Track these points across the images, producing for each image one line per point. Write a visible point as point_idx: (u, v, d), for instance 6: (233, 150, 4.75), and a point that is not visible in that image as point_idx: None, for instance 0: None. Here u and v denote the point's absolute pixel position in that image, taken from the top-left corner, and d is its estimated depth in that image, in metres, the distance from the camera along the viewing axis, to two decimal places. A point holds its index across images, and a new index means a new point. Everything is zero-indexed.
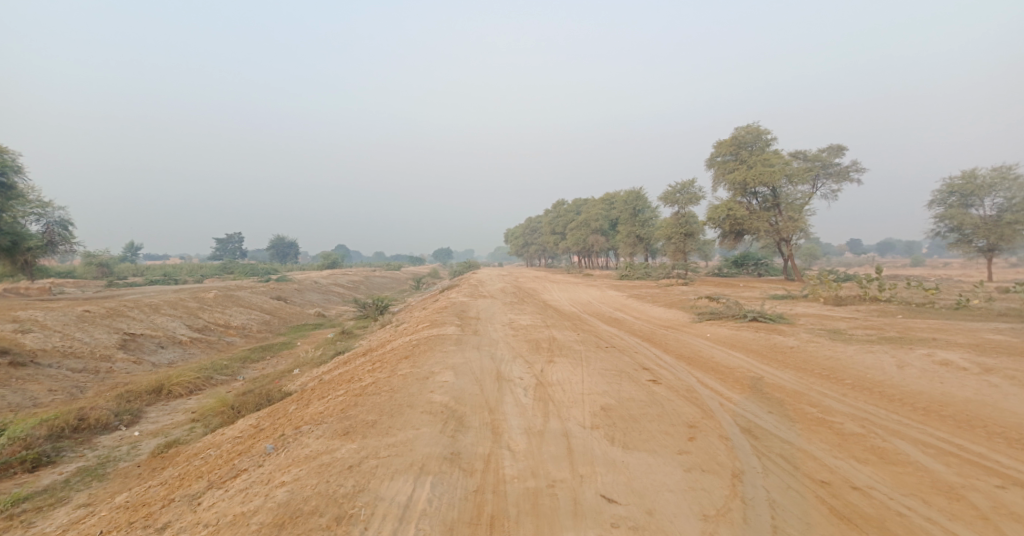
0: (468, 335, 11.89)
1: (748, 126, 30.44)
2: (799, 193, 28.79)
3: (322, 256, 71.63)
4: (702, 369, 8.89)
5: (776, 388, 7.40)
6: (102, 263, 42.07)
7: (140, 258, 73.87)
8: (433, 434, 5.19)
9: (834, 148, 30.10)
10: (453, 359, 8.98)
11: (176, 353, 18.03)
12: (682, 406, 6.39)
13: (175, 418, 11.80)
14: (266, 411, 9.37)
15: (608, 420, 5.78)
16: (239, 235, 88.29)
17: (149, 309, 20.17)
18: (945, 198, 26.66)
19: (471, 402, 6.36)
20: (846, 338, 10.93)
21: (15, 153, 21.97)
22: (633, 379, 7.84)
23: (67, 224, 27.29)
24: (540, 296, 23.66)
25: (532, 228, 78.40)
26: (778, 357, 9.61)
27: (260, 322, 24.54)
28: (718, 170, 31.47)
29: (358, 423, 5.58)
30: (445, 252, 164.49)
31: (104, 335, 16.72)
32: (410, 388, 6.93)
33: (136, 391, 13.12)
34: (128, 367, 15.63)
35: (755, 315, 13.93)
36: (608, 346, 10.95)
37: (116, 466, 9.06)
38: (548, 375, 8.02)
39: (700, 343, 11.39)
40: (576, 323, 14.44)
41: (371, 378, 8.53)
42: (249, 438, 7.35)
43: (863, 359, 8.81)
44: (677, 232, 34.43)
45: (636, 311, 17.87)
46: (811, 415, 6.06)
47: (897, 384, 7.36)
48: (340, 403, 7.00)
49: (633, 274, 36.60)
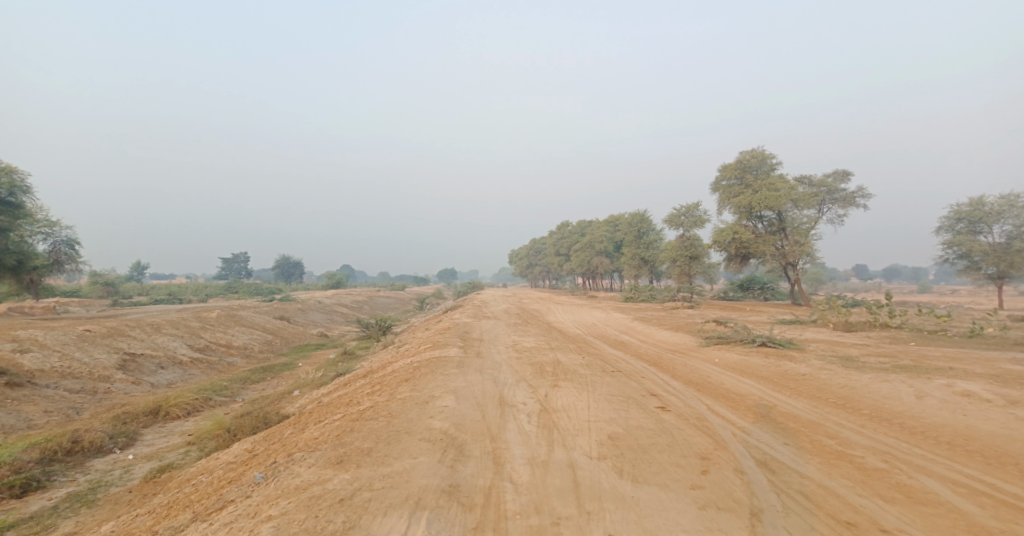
0: (471, 357, 11.63)
1: (753, 150, 30.51)
2: (805, 217, 28.60)
3: (327, 276, 71.75)
4: (712, 395, 8.59)
5: (791, 417, 7.09)
6: (107, 282, 42.20)
7: (146, 276, 74.30)
8: (431, 463, 4.94)
9: (840, 174, 30.06)
10: (454, 383, 8.71)
11: (176, 374, 17.81)
12: (693, 435, 6.10)
13: (171, 440, 11.53)
14: (263, 435, 9.12)
15: (616, 451, 5.50)
16: (244, 254, 88.75)
17: (151, 328, 20.04)
18: (952, 225, 26.40)
19: (472, 429, 6.10)
20: (859, 366, 10.60)
21: (26, 173, 22.21)
22: (641, 406, 7.55)
23: (73, 243, 27.40)
24: (544, 318, 23.40)
25: (536, 250, 78.37)
26: (791, 385, 9.29)
27: (262, 342, 24.33)
28: (724, 194, 31.42)
29: (353, 451, 5.34)
30: (448, 274, 164.40)
31: (103, 355, 16.55)
32: (409, 414, 6.67)
33: (133, 413, 12.88)
34: (126, 388, 15.42)
35: (764, 340, 13.61)
36: (614, 371, 10.66)
37: (106, 491, 8.79)
38: (553, 401, 7.74)
39: (709, 369, 11.06)
40: (581, 346, 14.16)
41: (370, 402, 8.27)
42: (241, 464, 7.10)
43: (879, 388, 8.48)
44: (683, 255, 34.22)
45: (642, 334, 17.56)
46: (829, 448, 5.75)
47: (917, 415, 7.03)
48: (336, 428, 6.74)
49: (638, 297, 36.28)
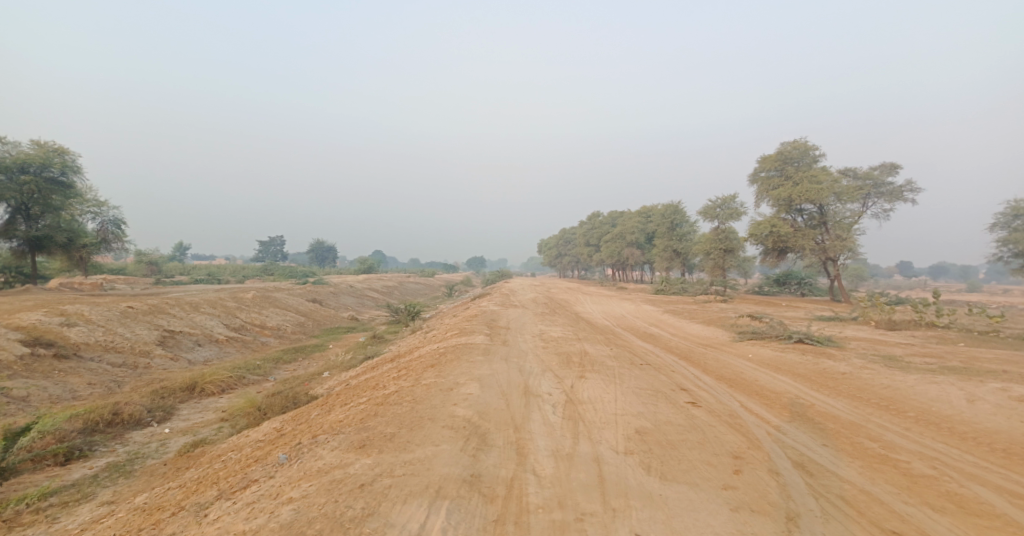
0: (496, 345, 11.56)
1: (795, 141, 29.24)
2: (848, 211, 27.29)
3: (358, 261, 73.22)
4: (745, 392, 8.27)
5: (830, 418, 6.73)
6: (152, 262, 44.02)
7: (188, 257, 77.47)
8: (453, 451, 4.87)
9: (887, 166, 28.53)
10: (479, 370, 8.65)
11: (213, 352, 18.44)
12: (725, 433, 5.84)
13: (205, 416, 11.94)
14: (290, 415, 9.30)
15: (644, 446, 5.31)
16: (281, 238, 91.24)
17: (190, 307, 20.78)
18: (1009, 221, 24.73)
19: (496, 418, 6.00)
20: (904, 366, 10.03)
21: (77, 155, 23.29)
22: (670, 401, 7.31)
23: (120, 223, 28.62)
24: (572, 308, 23.15)
25: (566, 239, 77.75)
26: (829, 383, 8.85)
27: (295, 324, 24.93)
28: (762, 186, 30.29)
29: (376, 436, 5.32)
30: (477, 262, 165.22)
31: (145, 331, 17.25)
32: (433, 400, 6.63)
33: (171, 388, 13.39)
34: (165, 364, 16.05)
35: (801, 337, 13.06)
36: (642, 364, 10.40)
37: (143, 463, 9.15)
38: (578, 392, 7.58)
39: (742, 365, 10.66)
40: (609, 337, 13.92)
41: (395, 387, 8.30)
42: (269, 443, 7.24)
43: (926, 390, 7.97)
44: (716, 247, 33.27)
45: (672, 327, 17.16)
46: (873, 451, 5.40)
47: (969, 420, 6.56)
48: (360, 412, 6.78)
49: (668, 289, 35.54)
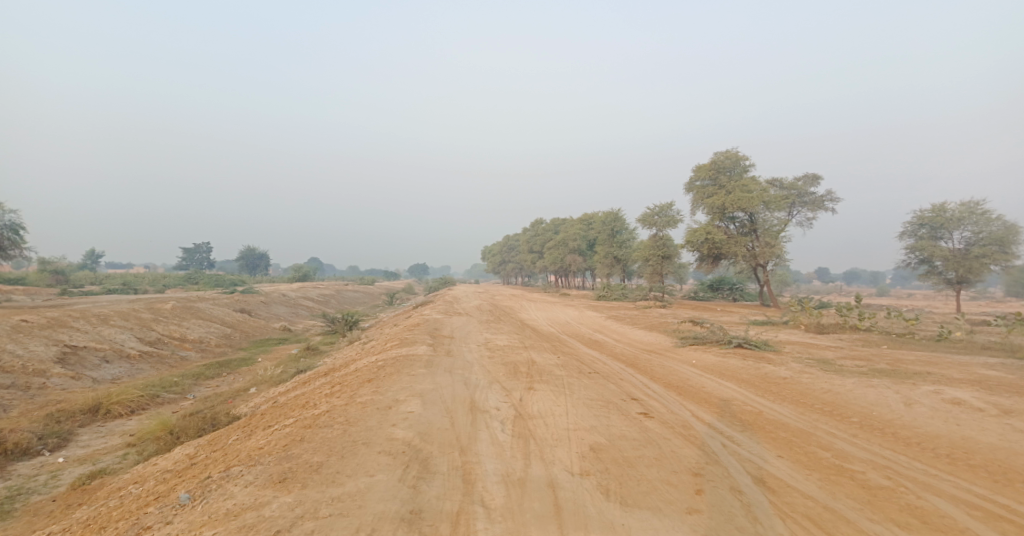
0: (440, 356, 10.95)
1: (728, 151, 30.65)
2: (776, 219, 28.84)
3: (294, 268, 69.56)
4: (694, 400, 8.17)
5: (780, 426, 6.71)
6: (56, 270, 39.53)
7: (100, 265, 70.60)
8: (389, 482, 4.28)
9: (810, 178, 30.54)
10: (422, 385, 8.01)
11: (122, 369, 16.48)
12: (681, 447, 5.61)
13: (109, 442, 10.48)
14: (209, 438, 8.26)
15: (600, 465, 4.95)
16: (207, 244, 85.19)
17: (97, 320, 18.57)
18: (915, 230, 27.05)
19: (440, 439, 5.43)
20: (838, 369, 10.41)
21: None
22: (622, 412, 7.05)
23: (18, 228, 25.28)
24: (517, 315, 22.81)
25: (509, 246, 77.64)
26: (773, 389, 8.97)
27: (220, 336, 22.95)
28: (697, 194, 31.49)
29: (300, 467, 4.60)
30: (420, 269, 162.58)
31: (41, 347, 15.14)
32: (368, 421, 5.95)
33: (69, 410, 11.71)
34: (65, 383, 14.10)
35: (741, 341, 13.37)
36: (591, 372, 10.15)
37: (25, 500, 7.77)
38: (528, 405, 7.14)
39: (688, 371, 10.65)
40: (556, 344, 13.67)
41: (327, 406, 7.49)
42: (174, 476, 6.25)
43: (864, 394, 8.22)
44: (655, 254, 34.18)
45: (616, 333, 17.20)
46: (827, 462, 5.34)
47: (910, 424, 6.74)
48: (284, 436, 5.97)
49: (610, 295, 36.09)
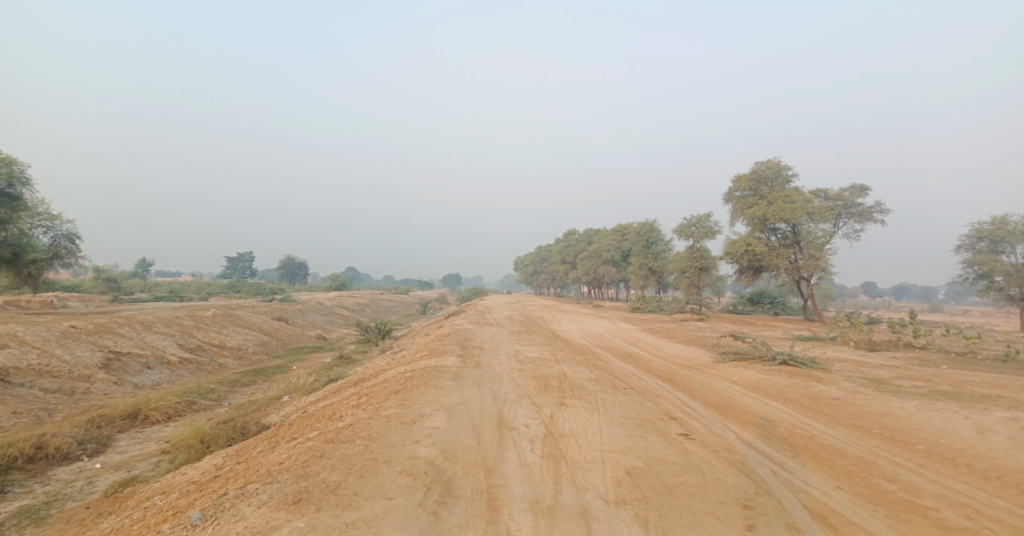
0: (469, 367, 10.70)
1: (769, 161, 29.53)
2: (821, 231, 27.46)
3: (330, 278, 71.24)
4: (738, 421, 7.59)
5: (836, 452, 6.09)
6: (110, 278, 41.54)
7: (151, 273, 74.35)
8: (408, 507, 4.01)
9: (857, 188, 29.05)
10: (448, 398, 7.76)
11: (163, 375, 16.96)
12: (727, 474, 5.12)
13: (145, 448, 10.67)
14: (236, 449, 8.24)
15: (637, 493, 4.53)
16: (250, 253, 88.50)
17: (141, 327, 19.25)
18: (973, 243, 25.22)
19: (464, 459, 5.13)
20: (895, 390, 9.58)
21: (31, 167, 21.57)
22: (660, 433, 6.57)
23: (74, 237, 26.66)
24: (549, 326, 22.41)
25: (541, 257, 77.34)
26: (824, 410, 8.27)
27: (257, 344, 23.46)
28: (737, 205, 30.44)
29: (316, 487, 4.40)
30: (453, 279, 164.06)
31: (87, 353, 15.75)
32: (391, 437, 5.71)
33: (109, 415, 12.04)
34: (107, 389, 14.57)
35: (786, 358, 12.56)
36: (625, 388, 9.66)
37: (60, 506, 7.90)
38: (559, 423, 6.76)
39: (729, 389, 10.02)
40: (588, 357, 13.20)
41: (352, 418, 7.33)
42: (196, 489, 6.19)
43: (929, 418, 7.46)
44: (691, 266, 33.15)
45: (651, 347, 16.59)
46: (894, 496, 4.74)
47: (985, 455, 6.01)
48: (306, 451, 5.79)
49: (644, 307, 35.20)
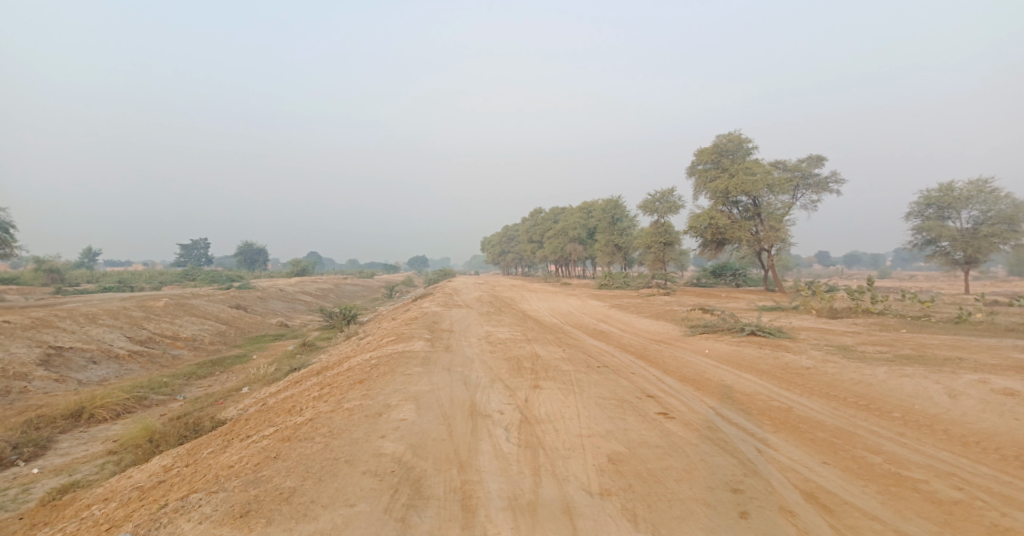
0: (438, 352, 10.26)
1: (731, 134, 29.77)
2: (780, 202, 28.01)
3: (292, 263, 68.83)
4: (715, 396, 7.46)
5: (816, 425, 6.00)
6: (51, 268, 38.69)
7: (96, 264, 70.03)
8: (373, 515, 3.60)
9: (814, 158, 29.71)
10: (417, 386, 7.31)
11: (110, 370, 15.79)
12: (712, 455, 4.90)
13: (90, 449, 9.82)
14: (188, 448, 7.59)
15: (622, 481, 4.25)
16: (205, 240, 84.49)
17: (84, 319, 17.88)
18: (922, 210, 26.23)
19: (435, 453, 4.73)
20: (862, 356, 9.73)
21: None
22: (639, 413, 6.33)
23: (7, 226, 24.42)
24: (518, 306, 22.13)
25: (508, 236, 76.91)
26: (797, 380, 8.26)
27: (214, 333, 22.26)
28: (700, 178, 30.67)
29: (267, 495, 3.91)
30: (419, 262, 161.93)
31: (23, 349, 14.45)
32: (355, 432, 5.23)
33: (49, 416, 11.04)
34: (47, 387, 13.42)
35: (754, 329, 12.66)
36: (599, 366, 9.43)
37: None
38: (535, 407, 6.43)
39: (702, 363, 9.97)
40: (560, 336, 12.97)
41: (313, 411, 6.80)
42: (137, 497, 5.56)
43: (900, 385, 7.53)
44: (657, 241, 33.40)
45: (621, 322, 16.54)
46: (882, 469, 4.63)
47: (960, 420, 6.04)
48: (259, 452, 5.26)
49: (612, 283, 35.41)
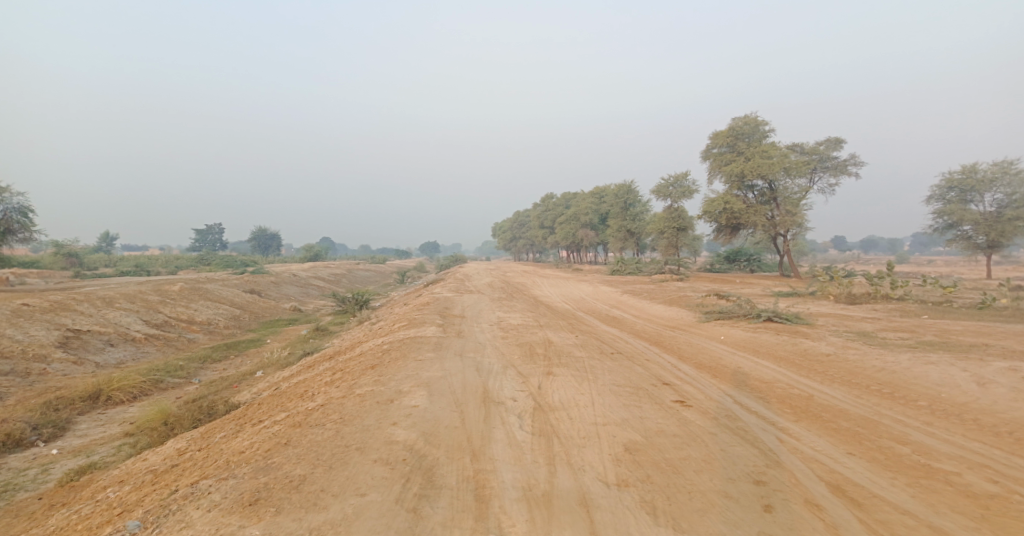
0: (450, 337, 10.17)
1: (747, 116, 29.03)
2: (797, 186, 27.35)
3: (305, 248, 69.25)
4: (733, 383, 7.27)
5: (839, 413, 5.80)
6: (70, 253, 39.32)
7: (114, 248, 71.13)
8: (383, 505, 3.52)
9: (833, 141, 28.91)
10: (429, 373, 7.22)
11: (127, 353, 16.01)
12: (732, 445, 4.75)
13: (108, 430, 9.95)
14: (202, 431, 7.62)
15: (641, 472, 4.12)
16: (219, 225, 85.33)
17: (102, 303, 18.12)
18: (944, 193, 25.46)
19: (447, 441, 4.64)
20: (883, 343, 9.44)
21: None
22: (655, 401, 6.18)
23: (26, 211, 24.73)
24: (529, 291, 22.00)
25: (519, 222, 76.52)
26: (817, 368, 8.04)
27: (228, 318, 22.49)
28: (714, 161, 30.04)
29: (277, 483, 3.85)
30: (430, 247, 162.04)
31: (42, 332, 14.68)
32: (366, 419, 5.15)
33: (68, 398, 11.20)
34: (65, 369, 13.64)
35: (771, 315, 12.39)
36: (613, 353, 9.27)
37: (10, 498, 7.19)
38: (548, 395, 6.31)
39: (718, 349, 9.76)
40: (573, 322, 12.81)
41: (324, 397, 6.75)
42: (149, 482, 5.57)
43: (925, 372, 7.28)
44: (670, 226, 32.93)
45: (634, 308, 16.34)
46: (911, 460, 4.44)
47: (991, 409, 5.80)
48: (270, 438, 5.21)
49: (624, 269, 35.08)
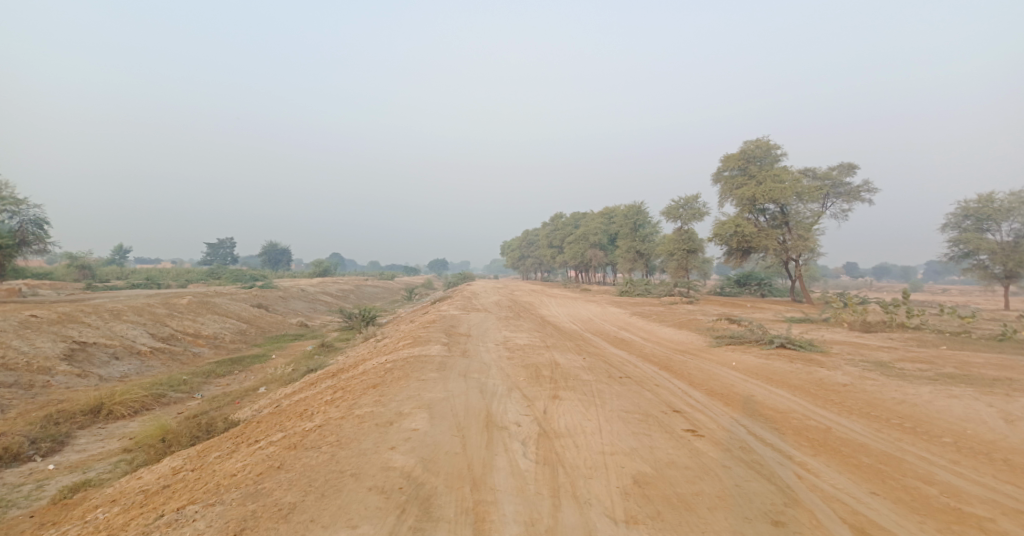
0: (455, 357, 9.97)
1: (758, 140, 28.94)
2: (809, 211, 27.09)
3: (314, 264, 69.68)
4: (746, 412, 6.99)
5: (860, 448, 5.52)
6: (83, 265, 39.76)
7: (127, 261, 71.94)
8: None
9: (845, 166, 28.71)
10: (431, 393, 7.02)
11: (131, 366, 15.96)
12: (748, 480, 4.50)
13: (106, 446, 9.80)
14: (198, 450, 7.44)
15: (651, 508, 3.89)
16: (231, 239, 86.33)
17: (109, 315, 18.17)
18: (959, 221, 25.05)
19: (447, 468, 4.44)
20: (902, 374, 9.11)
21: None
22: (665, 429, 5.93)
23: (42, 222, 25.08)
24: (537, 311, 21.79)
25: (528, 241, 76.58)
26: (833, 398, 7.73)
27: (235, 332, 22.46)
28: (725, 184, 29.91)
29: (266, 511, 3.68)
30: (439, 264, 162.52)
31: (48, 344, 14.69)
32: (364, 443, 4.97)
33: (69, 411, 11.10)
34: (69, 382, 13.58)
35: (784, 341, 12.07)
36: (621, 377, 9.01)
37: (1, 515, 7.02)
38: (554, 420, 6.08)
39: (729, 376, 9.47)
40: (580, 344, 12.56)
41: (322, 417, 6.56)
42: (139, 503, 5.39)
43: (948, 406, 6.96)
44: (680, 248, 32.69)
45: (643, 331, 16.06)
46: (941, 503, 4.16)
47: (1021, 449, 5.49)
48: (263, 461, 5.03)
49: (633, 290, 34.77)
